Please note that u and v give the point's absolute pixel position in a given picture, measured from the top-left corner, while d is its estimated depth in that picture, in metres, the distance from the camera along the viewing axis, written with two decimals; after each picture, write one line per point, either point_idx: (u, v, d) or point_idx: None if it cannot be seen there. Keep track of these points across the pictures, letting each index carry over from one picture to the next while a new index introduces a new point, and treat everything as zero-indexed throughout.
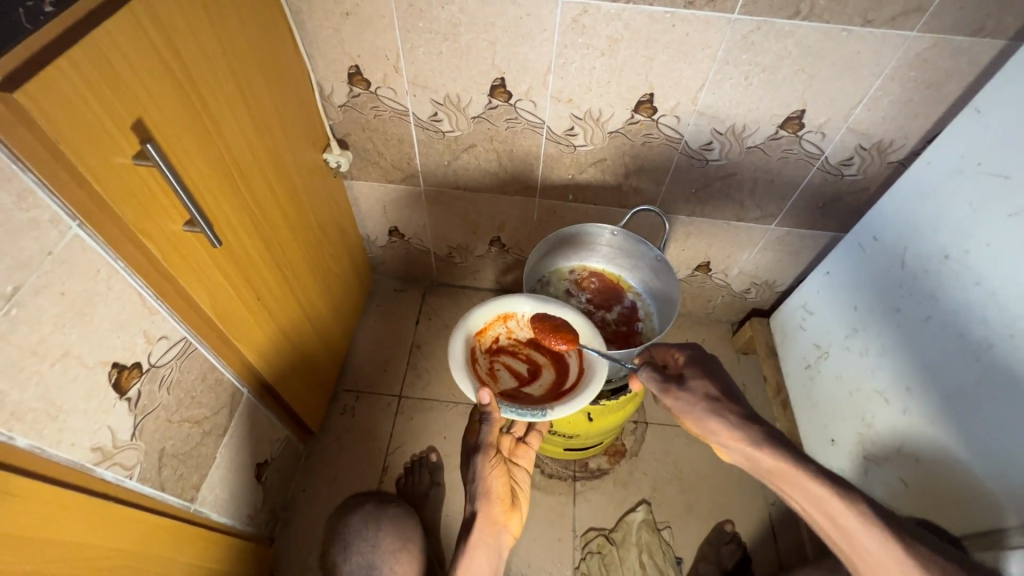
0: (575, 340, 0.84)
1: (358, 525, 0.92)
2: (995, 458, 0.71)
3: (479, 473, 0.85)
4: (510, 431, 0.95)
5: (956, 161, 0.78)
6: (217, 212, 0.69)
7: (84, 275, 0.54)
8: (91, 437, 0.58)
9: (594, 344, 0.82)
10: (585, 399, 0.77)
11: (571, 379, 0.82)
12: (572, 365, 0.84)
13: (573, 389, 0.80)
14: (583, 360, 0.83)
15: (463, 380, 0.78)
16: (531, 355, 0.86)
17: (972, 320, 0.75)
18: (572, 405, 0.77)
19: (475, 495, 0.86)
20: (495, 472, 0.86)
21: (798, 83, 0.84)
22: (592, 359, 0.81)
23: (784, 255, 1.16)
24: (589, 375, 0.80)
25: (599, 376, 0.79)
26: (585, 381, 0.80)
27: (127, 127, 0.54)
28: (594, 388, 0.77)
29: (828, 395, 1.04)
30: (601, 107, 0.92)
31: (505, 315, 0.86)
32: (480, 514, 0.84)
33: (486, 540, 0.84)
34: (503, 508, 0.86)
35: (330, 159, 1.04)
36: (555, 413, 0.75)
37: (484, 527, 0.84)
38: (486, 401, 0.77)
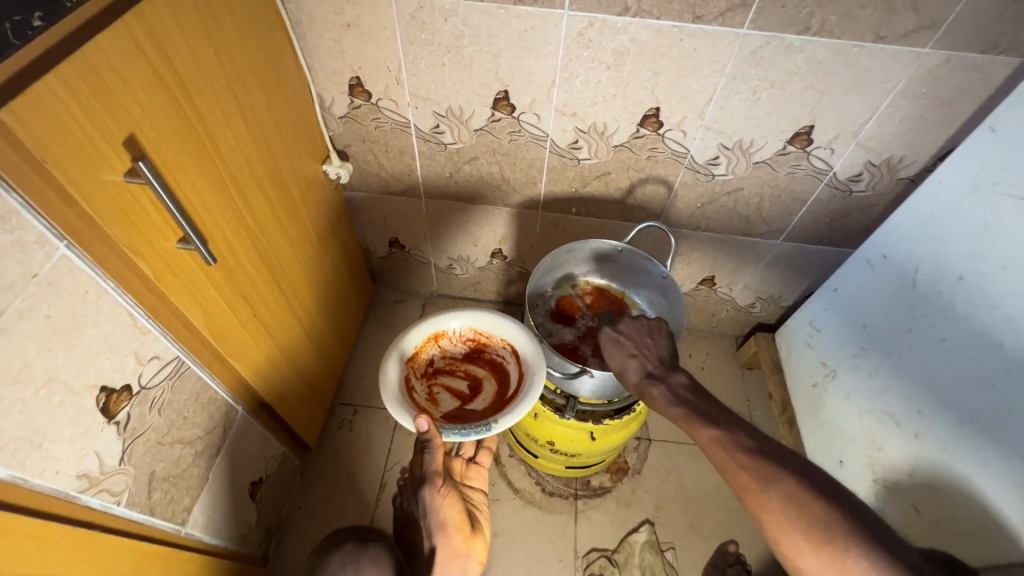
0: (509, 347, 0.84)
1: (335, 567, 0.75)
2: (1013, 487, 0.69)
3: (431, 506, 0.79)
4: (459, 454, 0.99)
5: (969, 180, 0.77)
6: (213, 228, 0.68)
7: (72, 297, 0.52)
8: (77, 464, 0.56)
9: (527, 349, 0.82)
10: (530, 405, 0.75)
11: (514, 387, 0.81)
12: (512, 372, 0.83)
13: (514, 397, 0.79)
14: (521, 366, 0.81)
15: (398, 410, 0.74)
16: (470, 371, 0.85)
17: (987, 343, 0.73)
18: (519, 412, 0.74)
19: (432, 530, 0.79)
20: (449, 503, 0.80)
21: (807, 98, 0.82)
22: (529, 364, 0.80)
23: (791, 271, 1.14)
24: (529, 379, 0.79)
25: (537, 378, 0.78)
26: (526, 386, 0.78)
27: (120, 144, 0.52)
28: (534, 393, 0.76)
29: (836, 415, 1.02)
30: (606, 121, 0.90)
31: (436, 335, 0.85)
32: (440, 548, 0.79)
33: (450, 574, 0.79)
34: (463, 537, 0.81)
35: (330, 171, 1.02)
36: (503, 424, 0.73)
37: (444, 560, 0.79)
38: (426, 427, 0.72)
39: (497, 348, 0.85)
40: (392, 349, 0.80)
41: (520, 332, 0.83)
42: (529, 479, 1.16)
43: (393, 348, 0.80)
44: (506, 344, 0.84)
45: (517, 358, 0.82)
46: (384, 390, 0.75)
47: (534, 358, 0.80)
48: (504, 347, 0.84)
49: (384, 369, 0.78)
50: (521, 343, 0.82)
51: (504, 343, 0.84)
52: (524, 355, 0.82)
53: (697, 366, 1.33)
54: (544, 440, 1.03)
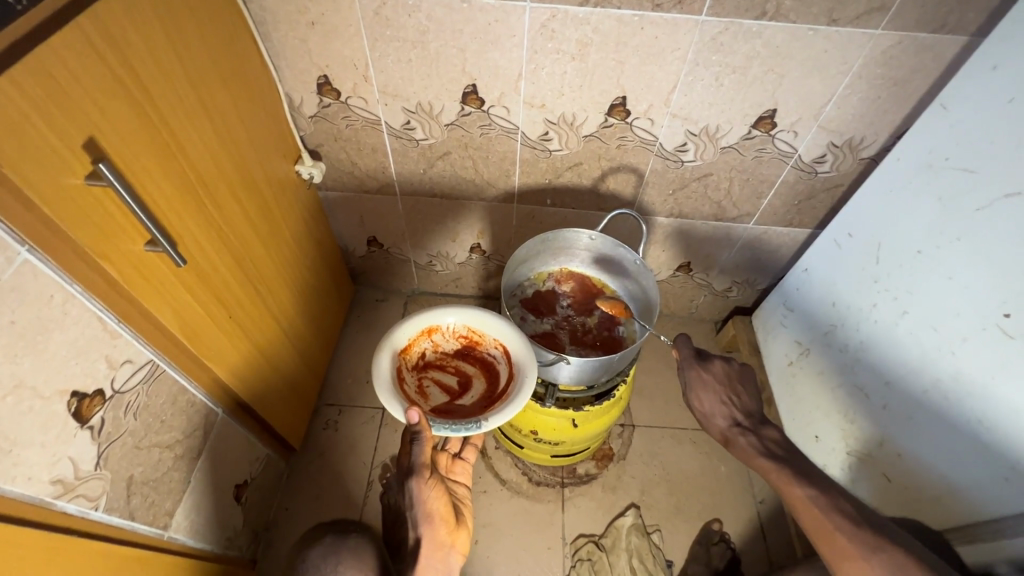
0: (502, 349, 0.84)
1: (315, 557, 0.76)
2: (974, 450, 0.71)
3: (417, 497, 0.80)
4: (445, 449, 1.00)
5: (924, 157, 0.79)
6: (182, 230, 0.67)
7: (37, 301, 0.52)
8: (51, 469, 0.56)
9: (520, 353, 0.82)
10: (520, 405, 0.76)
11: (503, 386, 0.82)
12: (502, 373, 0.84)
13: (503, 396, 0.80)
14: (512, 365, 0.82)
15: (390, 400, 0.74)
16: (461, 367, 0.85)
17: (945, 313, 0.75)
18: (509, 410, 0.75)
19: (417, 520, 0.80)
20: (433, 493, 0.81)
21: (768, 83, 0.84)
22: (522, 365, 0.81)
23: (765, 253, 1.16)
24: (519, 380, 0.79)
25: (528, 379, 0.79)
26: (517, 386, 0.79)
27: (80, 146, 0.52)
28: (526, 395, 0.77)
29: (811, 392, 1.04)
30: (575, 112, 0.91)
31: (430, 329, 0.85)
32: (425, 539, 0.79)
33: (436, 565, 0.79)
34: (448, 528, 0.82)
35: (302, 171, 1.02)
36: (494, 422, 0.74)
37: (429, 552, 0.79)
38: (416, 419, 0.73)
39: (490, 347, 0.86)
40: (387, 341, 0.81)
41: (514, 333, 0.84)
42: (515, 470, 1.17)
43: (387, 341, 0.81)
44: (500, 344, 0.85)
45: (509, 359, 0.83)
46: (377, 380, 0.76)
47: (525, 359, 0.81)
48: (496, 347, 0.85)
49: (375, 360, 0.78)
50: (514, 345, 0.83)
51: (496, 343, 0.85)
52: (516, 355, 0.82)
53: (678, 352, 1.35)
54: (527, 430, 1.04)
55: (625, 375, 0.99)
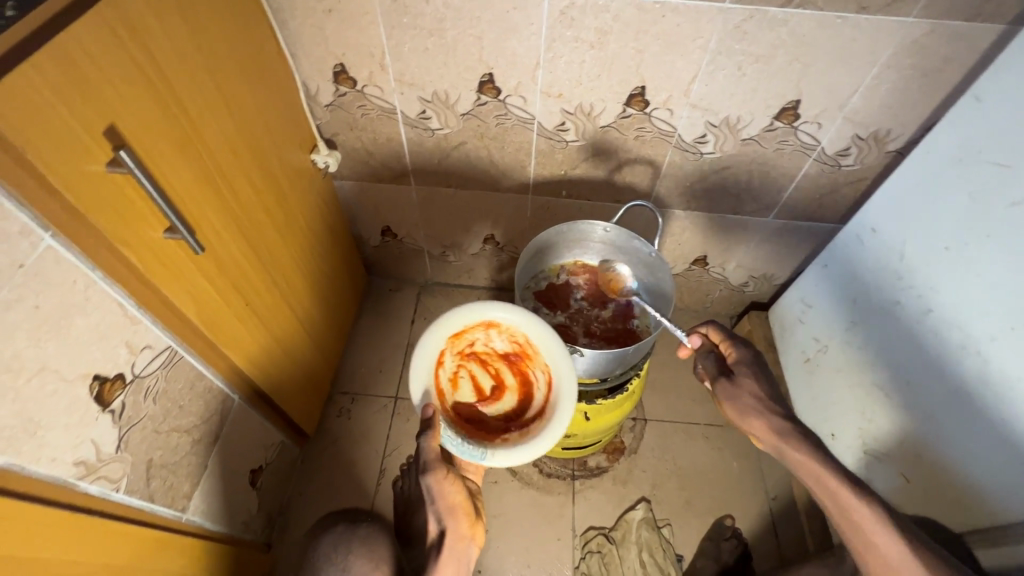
0: (547, 377, 0.81)
1: (326, 546, 0.77)
2: (997, 452, 0.70)
3: (435, 491, 0.80)
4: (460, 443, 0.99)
5: (955, 150, 0.77)
6: (200, 218, 0.68)
7: (60, 287, 0.53)
8: (73, 451, 0.57)
9: (563, 395, 0.78)
10: (530, 456, 0.75)
11: (531, 414, 0.81)
12: (536, 401, 0.82)
13: (524, 429, 0.79)
14: (547, 403, 0.79)
15: (415, 387, 0.77)
16: (501, 370, 0.85)
17: (971, 312, 0.74)
18: (517, 456, 0.74)
19: (439, 513, 0.79)
20: (452, 487, 0.81)
21: (792, 73, 0.82)
22: (557, 408, 0.78)
23: (784, 247, 1.14)
24: (546, 423, 0.77)
25: (555, 429, 0.76)
26: (538, 431, 0.77)
27: (101, 134, 0.52)
28: (540, 447, 0.75)
29: (828, 390, 1.03)
30: (592, 102, 0.90)
31: (488, 322, 0.82)
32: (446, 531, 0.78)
33: (456, 557, 0.78)
34: (469, 520, 0.81)
35: (318, 160, 1.03)
36: (496, 462, 0.74)
37: (453, 544, 0.78)
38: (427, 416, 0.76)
39: (539, 366, 0.83)
40: (441, 323, 0.80)
41: (569, 374, 0.78)
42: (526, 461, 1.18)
43: (442, 322, 0.80)
44: (548, 372, 0.81)
45: (549, 391, 0.80)
46: (414, 359, 0.78)
47: (560, 407, 0.77)
48: (542, 373, 0.82)
49: (423, 337, 0.79)
50: (561, 386, 0.78)
51: (545, 368, 0.81)
52: (556, 394, 0.79)
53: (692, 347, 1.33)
54: None
55: (638, 369, 0.99)
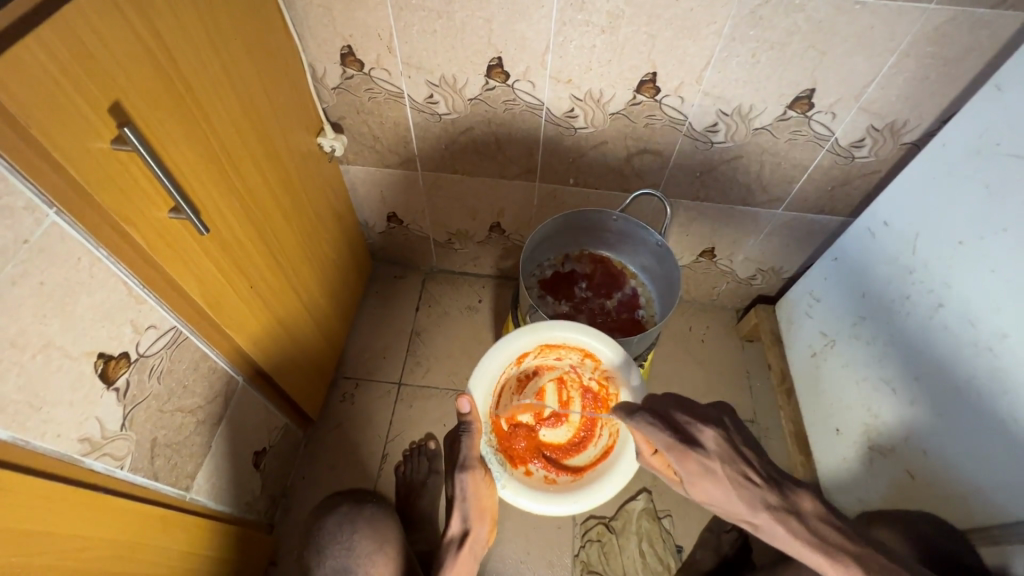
0: (608, 444, 0.85)
1: (332, 526, 0.83)
2: (1005, 450, 0.69)
3: (471, 491, 0.86)
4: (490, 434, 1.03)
5: (973, 142, 0.75)
6: (205, 199, 0.68)
7: (64, 263, 0.53)
8: (79, 428, 0.57)
9: (608, 476, 0.80)
10: (537, 505, 0.79)
11: (567, 464, 0.86)
12: (583, 453, 0.87)
13: (553, 475, 0.83)
14: (588, 471, 0.83)
15: (482, 376, 0.84)
16: (573, 400, 0.91)
17: (985, 308, 0.72)
18: (524, 500, 0.80)
19: (468, 515, 0.88)
20: (487, 490, 0.88)
21: (808, 60, 0.80)
22: (592, 481, 0.81)
23: (793, 240, 1.13)
24: (574, 487, 0.81)
25: (576, 502, 0.79)
26: (560, 487, 0.81)
27: (105, 109, 0.52)
28: (553, 506, 0.79)
29: (834, 385, 1.02)
30: (602, 88, 0.88)
31: (588, 354, 0.86)
32: (468, 533, 0.88)
33: (469, 557, 0.89)
34: (489, 524, 0.91)
35: (325, 144, 1.02)
36: (503, 492, 0.80)
37: (472, 544, 0.89)
38: (465, 407, 0.83)
39: (609, 428, 0.86)
40: (543, 332, 0.85)
41: (628, 467, 0.80)
42: None
43: (543, 329, 0.85)
44: (611, 443, 0.84)
45: (598, 461, 0.84)
46: (501, 347, 0.84)
47: (594, 488, 0.80)
48: (605, 436, 0.86)
49: (517, 331, 0.85)
50: (614, 469, 0.81)
51: (610, 433, 0.86)
52: (604, 471, 0.82)
53: (698, 339, 1.33)
54: None
55: (642, 359, 0.98)
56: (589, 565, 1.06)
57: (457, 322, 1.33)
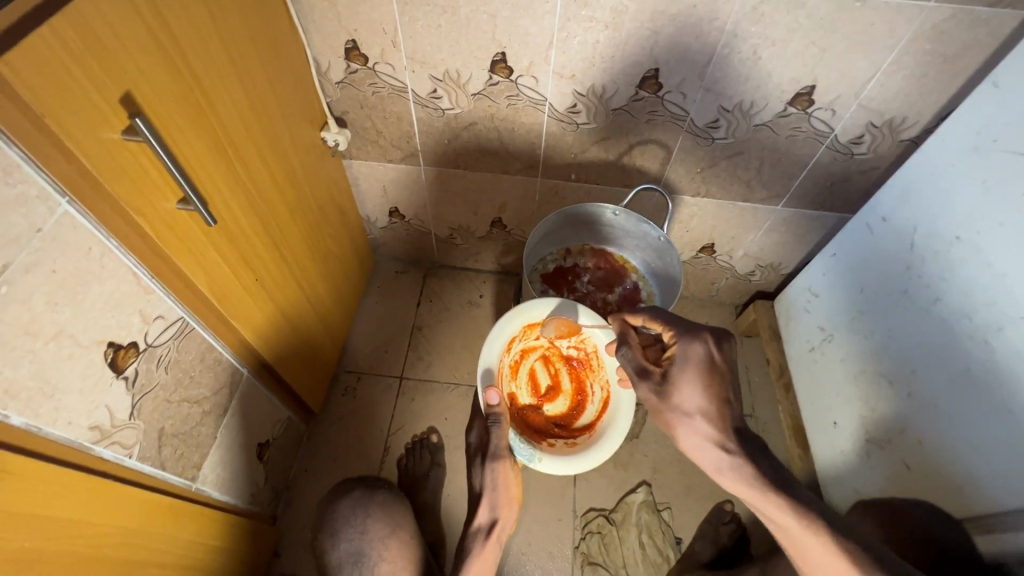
0: (605, 395, 0.89)
1: (345, 510, 0.84)
2: (1000, 441, 0.71)
3: (502, 481, 0.90)
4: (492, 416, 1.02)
5: (971, 139, 0.76)
6: (212, 190, 0.68)
7: (75, 253, 0.53)
8: (89, 416, 0.58)
9: (618, 420, 0.85)
10: (573, 469, 0.82)
11: (578, 426, 0.89)
12: (588, 413, 0.90)
13: (574, 440, 0.86)
14: (598, 422, 0.87)
15: (482, 370, 0.86)
16: (561, 372, 0.93)
17: (981, 302, 0.74)
18: (562, 468, 0.82)
19: (496, 503, 0.90)
20: (514, 478, 0.92)
21: (808, 57, 0.81)
22: (608, 428, 0.85)
23: (793, 236, 1.14)
24: (597, 439, 0.85)
25: (602, 452, 0.83)
26: (584, 445, 0.85)
27: (116, 100, 0.52)
28: (588, 462, 0.83)
29: (832, 379, 1.03)
30: (605, 84, 0.89)
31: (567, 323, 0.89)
32: (496, 520, 0.90)
33: (496, 546, 0.90)
34: (515, 512, 0.93)
35: (329, 138, 1.03)
36: (541, 466, 0.83)
37: (500, 533, 0.90)
38: (489, 400, 0.85)
39: (600, 382, 0.90)
40: (519, 311, 0.88)
41: (629, 404, 0.86)
42: None
43: (520, 310, 0.88)
44: (607, 393, 0.89)
45: (602, 412, 0.88)
46: (490, 337, 0.87)
47: (613, 435, 0.84)
48: (601, 390, 0.90)
49: (499, 319, 0.88)
50: (619, 410, 0.86)
51: (604, 386, 0.90)
52: (611, 417, 0.86)
53: None
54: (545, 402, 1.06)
55: None
56: (589, 556, 1.07)
57: (458, 316, 1.34)
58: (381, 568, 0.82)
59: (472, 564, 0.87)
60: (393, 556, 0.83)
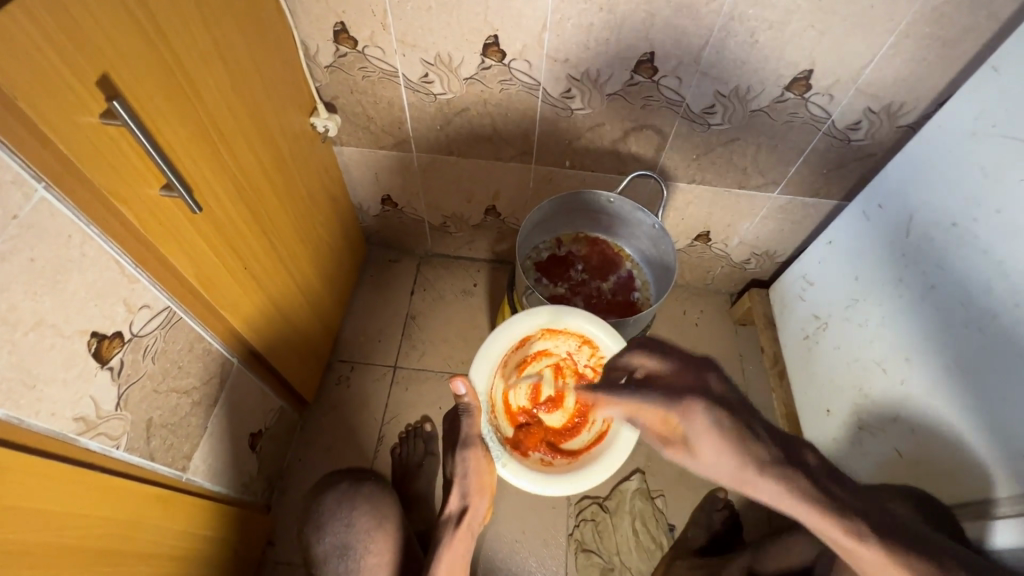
0: (604, 430, 0.86)
1: (331, 503, 0.84)
2: (993, 428, 0.71)
3: (472, 468, 0.88)
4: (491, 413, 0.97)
5: (969, 124, 0.75)
6: (197, 177, 0.67)
7: (54, 241, 0.52)
8: (74, 407, 0.57)
9: (605, 459, 0.82)
10: (535, 485, 0.81)
11: (564, 448, 0.87)
12: (580, 439, 0.87)
13: (552, 460, 0.84)
14: (584, 454, 0.85)
15: (479, 360, 0.85)
16: (567, 389, 0.92)
17: (976, 289, 0.73)
18: (524, 480, 0.81)
19: (468, 492, 0.88)
20: (488, 467, 0.89)
21: (807, 40, 0.79)
22: (589, 464, 0.82)
23: (788, 224, 1.13)
24: (573, 467, 0.83)
25: (569, 481, 0.81)
26: (557, 469, 0.82)
27: (92, 82, 0.50)
28: (552, 487, 0.80)
29: (826, 367, 1.03)
30: (600, 67, 0.87)
31: (587, 340, 0.88)
32: (468, 512, 0.88)
33: (464, 540, 0.87)
34: (487, 504, 0.90)
35: (318, 124, 1.00)
36: (502, 471, 0.82)
37: (471, 522, 0.88)
38: (462, 388, 0.84)
39: (603, 414, 0.87)
40: (536, 313, 0.87)
41: (622, 452, 0.82)
42: None
43: (538, 311, 0.87)
44: (606, 427, 0.85)
45: (593, 444, 0.85)
46: (503, 329, 0.86)
47: (588, 473, 0.82)
48: (600, 422, 0.86)
49: (520, 313, 0.87)
50: (608, 451, 0.83)
51: (605, 418, 0.86)
52: (598, 455, 0.83)
53: (692, 322, 1.34)
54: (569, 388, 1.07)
55: (638, 341, 1.00)
56: (583, 543, 1.08)
57: (452, 306, 1.33)
58: (368, 560, 0.82)
59: (443, 555, 0.84)
60: (380, 548, 0.83)
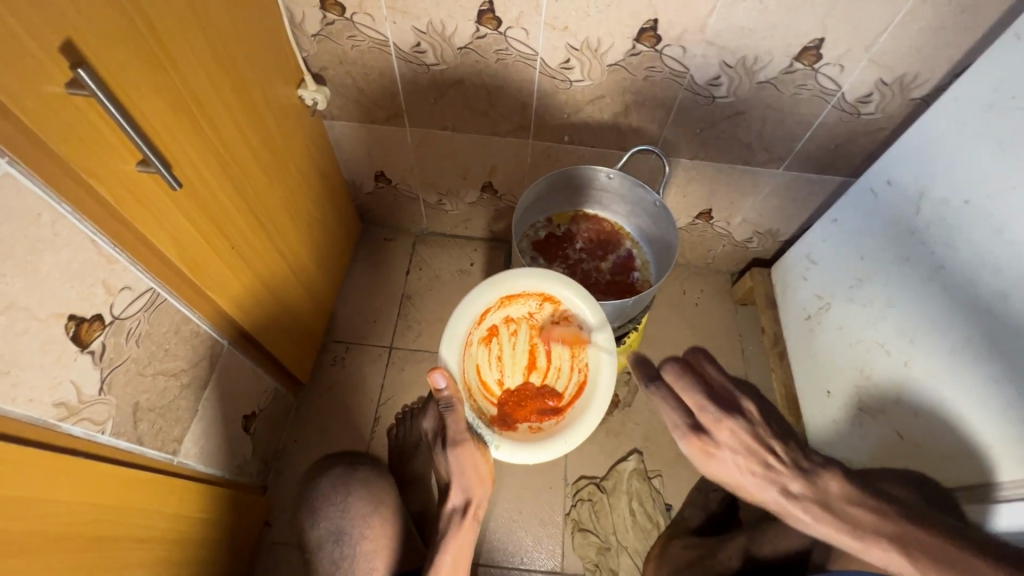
0: (584, 378, 0.85)
1: (326, 487, 0.85)
2: (998, 411, 0.70)
3: (468, 463, 0.86)
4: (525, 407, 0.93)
5: (987, 97, 0.72)
6: (177, 151, 0.63)
7: (22, 219, 0.49)
8: (53, 393, 0.55)
9: (595, 405, 0.82)
10: (532, 458, 0.81)
11: (549, 409, 0.85)
12: (564, 393, 0.86)
13: (544, 424, 0.84)
14: (569, 408, 0.84)
15: (446, 350, 0.83)
16: (538, 348, 0.88)
17: (987, 269, 0.71)
18: (520, 456, 0.81)
19: (468, 485, 0.87)
20: (484, 458, 0.87)
21: (818, 6, 0.75)
22: (580, 415, 0.82)
23: (793, 202, 1.10)
24: (565, 424, 0.83)
25: (562, 440, 0.81)
26: (547, 433, 0.82)
27: (54, 46, 0.47)
28: (553, 449, 0.81)
29: (827, 348, 1.02)
30: (600, 37, 0.83)
31: (546, 296, 0.87)
32: (471, 500, 0.87)
33: (467, 530, 0.87)
34: (489, 488, 0.89)
35: (305, 96, 0.96)
36: (498, 453, 0.82)
37: (476, 510, 0.88)
38: (440, 381, 0.82)
39: (577, 365, 0.86)
40: (493, 283, 0.85)
41: (602, 396, 0.82)
42: None
43: (494, 280, 0.85)
44: (583, 376, 0.85)
45: (576, 395, 0.85)
46: (461, 309, 0.83)
47: (579, 424, 0.82)
48: (579, 372, 0.86)
49: (477, 287, 0.84)
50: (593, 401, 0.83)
51: (583, 367, 0.86)
52: (583, 407, 0.83)
53: (692, 302, 1.32)
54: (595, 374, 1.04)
55: (636, 322, 0.98)
56: (580, 522, 1.08)
57: (448, 286, 1.31)
58: (364, 545, 0.82)
59: (449, 546, 0.85)
60: (378, 533, 0.83)
